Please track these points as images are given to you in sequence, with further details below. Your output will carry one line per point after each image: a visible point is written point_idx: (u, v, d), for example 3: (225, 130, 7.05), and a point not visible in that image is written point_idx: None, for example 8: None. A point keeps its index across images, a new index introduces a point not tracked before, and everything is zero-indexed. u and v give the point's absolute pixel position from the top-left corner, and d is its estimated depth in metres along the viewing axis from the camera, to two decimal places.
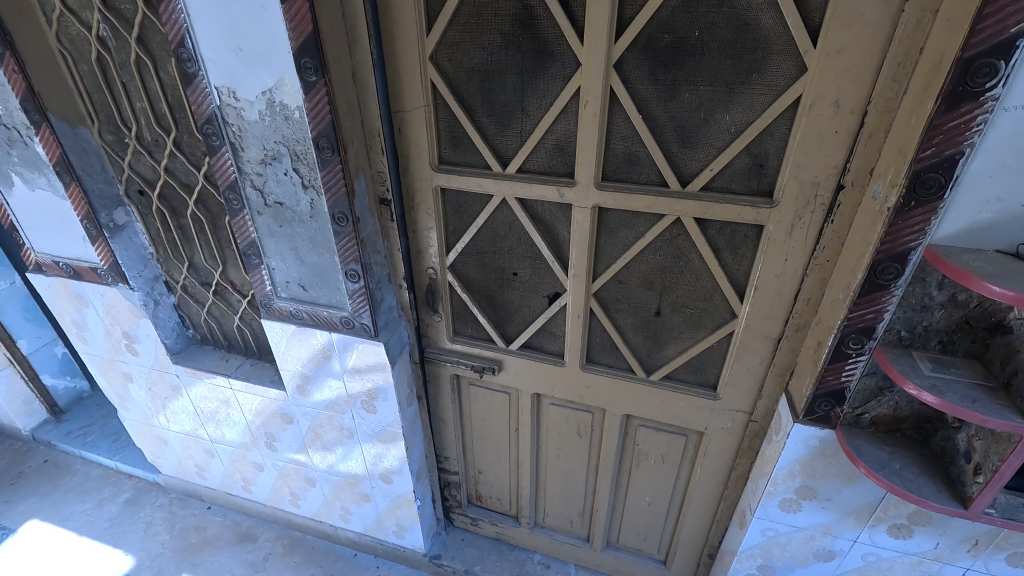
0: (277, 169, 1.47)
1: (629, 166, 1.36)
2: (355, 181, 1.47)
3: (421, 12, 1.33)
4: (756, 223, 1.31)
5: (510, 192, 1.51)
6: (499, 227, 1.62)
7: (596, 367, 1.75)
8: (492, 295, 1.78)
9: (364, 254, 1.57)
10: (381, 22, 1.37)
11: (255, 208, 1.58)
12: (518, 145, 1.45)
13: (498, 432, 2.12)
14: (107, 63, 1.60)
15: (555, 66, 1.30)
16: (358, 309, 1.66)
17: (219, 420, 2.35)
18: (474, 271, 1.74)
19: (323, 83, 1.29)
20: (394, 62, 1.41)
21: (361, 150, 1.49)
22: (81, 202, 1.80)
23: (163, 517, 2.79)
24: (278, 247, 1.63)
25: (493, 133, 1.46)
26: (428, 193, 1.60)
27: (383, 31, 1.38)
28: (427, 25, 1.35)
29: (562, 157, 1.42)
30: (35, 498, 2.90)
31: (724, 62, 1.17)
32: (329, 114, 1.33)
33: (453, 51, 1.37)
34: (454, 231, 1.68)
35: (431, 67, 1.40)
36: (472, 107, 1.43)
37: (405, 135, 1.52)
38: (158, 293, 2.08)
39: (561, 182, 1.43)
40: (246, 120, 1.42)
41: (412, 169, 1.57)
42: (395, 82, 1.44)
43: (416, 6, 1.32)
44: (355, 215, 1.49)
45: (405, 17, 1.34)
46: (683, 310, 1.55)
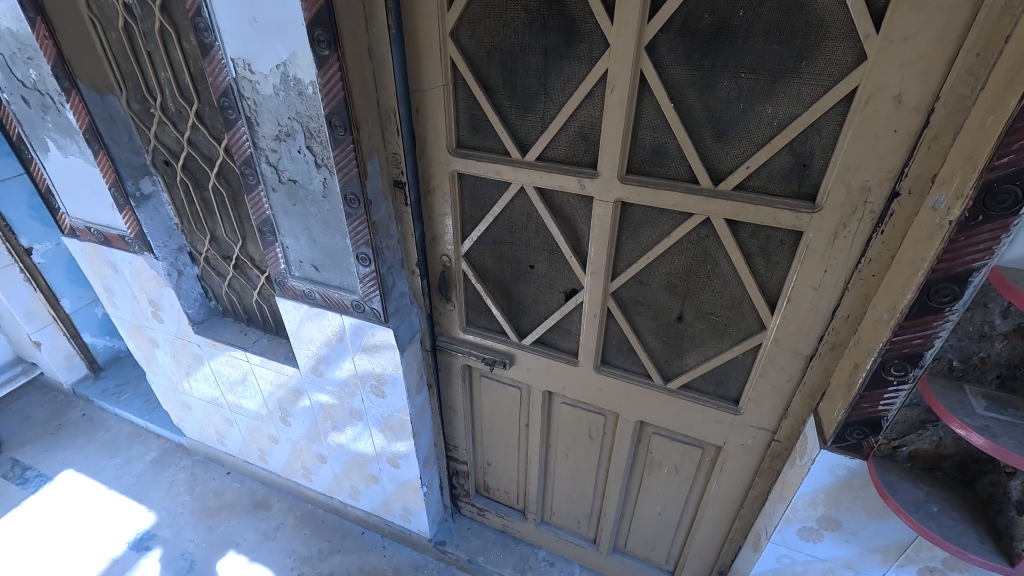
0: (291, 146, 1.44)
1: (657, 158, 1.25)
2: (368, 162, 1.42)
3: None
4: (794, 229, 1.19)
5: (528, 181, 1.42)
6: (516, 217, 1.55)
7: (611, 370, 1.67)
8: (507, 286, 1.72)
9: (375, 238, 1.53)
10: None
11: (270, 185, 1.55)
12: (539, 131, 1.36)
13: (508, 426, 2.07)
14: (134, 31, 1.59)
15: (581, 47, 1.20)
16: (369, 293, 1.63)
17: (238, 391, 2.39)
18: (489, 261, 1.69)
19: (337, 58, 1.23)
20: (413, 39, 1.34)
21: (377, 131, 1.42)
22: (109, 170, 1.83)
23: (185, 479, 2.90)
24: (292, 226, 1.61)
25: (513, 117, 1.37)
26: (444, 178, 1.54)
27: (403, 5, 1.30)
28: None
29: (585, 146, 1.32)
30: (71, 450, 3.05)
31: (769, 47, 1.05)
32: (342, 90, 1.27)
33: (475, 28, 1.29)
34: (469, 219, 1.62)
35: (452, 45, 1.32)
36: (493, 89, 1.35)
37: (424, 116, 1.45)
38: (182, 263, 2.11)
39: (581, 174, 1.34)
40: (261, 95, 1.38)
41: (429, 152, 1.51)
42: (414, 60, 1.37)
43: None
44: (367, 197, 1.44)
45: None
46: (706, 317, 1.44)
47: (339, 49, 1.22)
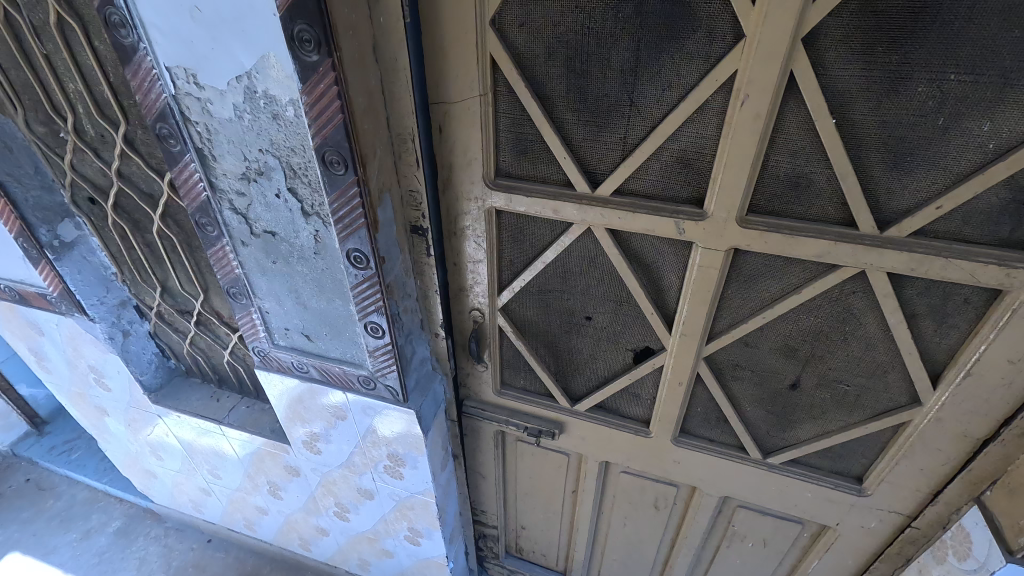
0: (264, 188, 1.02)
1: (796, 193, 0.89)
2: (378, 207, 1.01)
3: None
4: (995, 288, 0.86)
5: (600, 222, 1.05)
6: (576, 263, 1.18)
7: (692, 441, 1.34)
8: (557, 342, 1.37)
9: (391, 303, 1.13)
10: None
11: (238, 237, 1.13)
12: (619, 156, 0.98)
13: (550, 492, 1.73)
14: (20, 27, 1.11)
15: (695, 38, 0.82)
16: (382, 369, 1.24)
17: (214, 462, 1.97)
18: (534, 313, 1.32)
19: (331, 66, 0.81)
20: (437, 30, 0.93)
21: (388, 162, 1.01)
22: (10, 216, 1.36)
23: (158, 552, 2.48)
24: (272, 287, 1.20)
25: (580, 138, 0.99)
26: (477, 217, 1.15)
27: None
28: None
29: (687, 177, 0.95)
30: (16, 527, 2.58)
31: (1007, 37, 0.68)
32: (340, 112, 0.86)
33: (528, 12, 0.88)
34: (509, 264, 1.24)
35: (495, 38, 0.91)
36: (552, 100, 0.96)
37: (450, 137, 1.05)
38: (127, 321, 1.66)
39: (681, 214, 0.97)
40: (216, 119, 0.95)
41: (457, 184, 1.11)
42: (437, 60, 0.96)
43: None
44: (379, 255, 1.04)
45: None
46: (833, 387, 1.12)
47: (335, 52, 0.81)
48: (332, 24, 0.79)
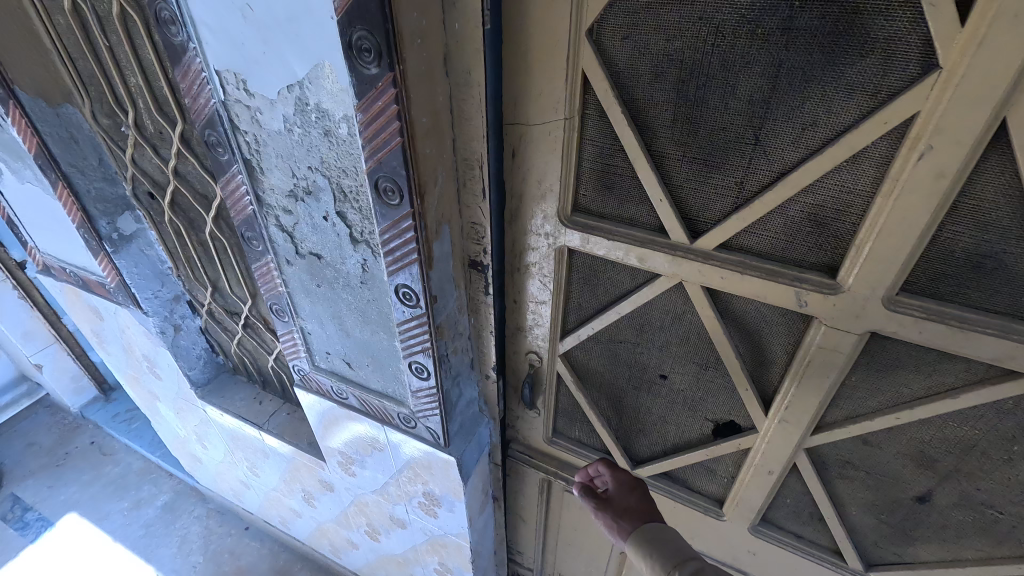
0: (312, 209, 0.91)
1: (974, 276, 0.67)
2: (435, 241, 0.87)
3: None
4: None
5: (695, 278, 0.87)
6: (657, 317, 1.00)
7: (774, 533, 1.13)
8: (622, 398, 1.19)
9: (440, 345, 0.99)
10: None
11: (282, 255, 1.03)
12: (731, 204, 0.79)
13: (595, 549, 1.56)
14: (86, 17, 1.06)
15: (862, 67, 0.61)
16: (425, 411, 1.11)
17: (253, 461, 1.94)
18: (600, 364, 1.15)
19: (393, 82, 0.67)
20: (521, 40, 0.78)
21: (450, 189, 0.87)
22: (72, 206, 1.34)
23: (198, 533, 2.52)
24: (315, 310, 1.09)
25: (683, 177, 0.81)
26: (545, 254, 0.99)
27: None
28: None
29: (819, 238, 0.75)
30: (76, 488, 2.71)
31: None
32: (399, 135, 0.71)
33: (637, 24, 0.71)
34: (577, 308, 1.08)
35: (590, 53, 0.75)
36: (653, 129, 0.79)
37: (523, 164, 0.90)
38: (178, 316, 1.64)
39: (805, 283, 0.77)
40: (265, 130, 0.84)
41: (526, 216, 0.96)
42: (518, 75, 0.82)
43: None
44: (432, 294, 0.91)
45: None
46: (976, 510, 0.88)
47: (398, 65, 0.66)
48: (398, 31, 0.64)
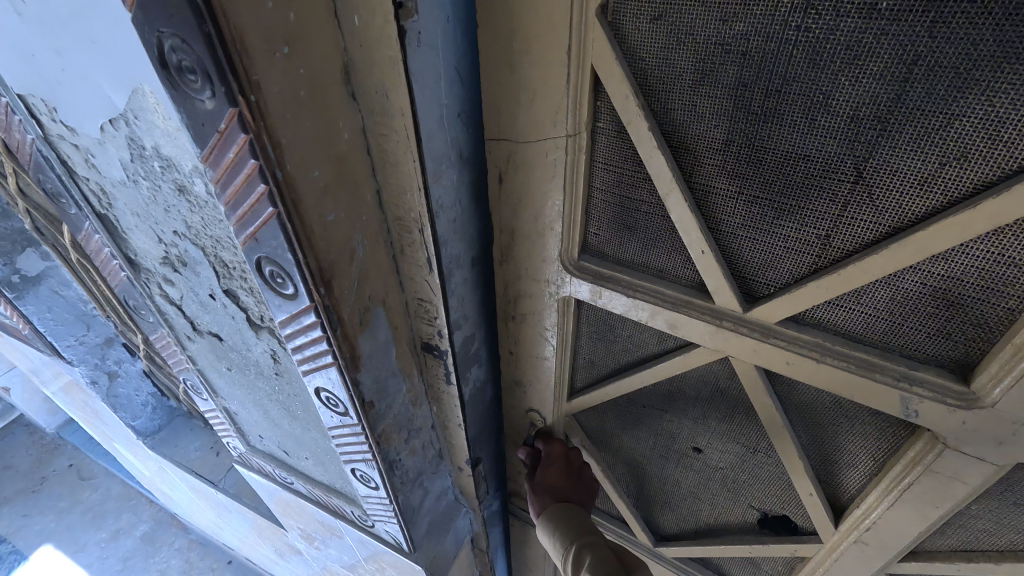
0: (194, 282, 0.67)
1: None
2: (362, 334, 0.62)
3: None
4: None
5: (748, 358, 0.62)
6: (692, 389, 0.76)
7: None
8: (642, 470, 0.96)
9: (387, 452, 0.75)
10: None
11: (179, 330, 0.80)
12: (805, 263, 0.54)
13: None
14: None
15: None
16: (378, 516, 0.88)
17: (216, 514, 1.74)
18: (615, 428, 0.92)
19: (242, 122, 0.40)
20: (506, 19, 0.52)
21: (382, 253, 0.62)
22: None
23: (178, 567, 2.35)
24: (232, 392, 0.87)
25: (737, 223, 0.55)
26: (545, 306, 0.75)
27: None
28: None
29: (947, 326, 0.50)
30: (52, 517, 2.54)
31: None
32: (271, 203, 0.46)
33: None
34: (587, 366, 0.84)
35: (608, 41, 0.49)
36: (695, 151, 0.53)
37: (512, 190, 0.65)
38: (113, 361, 1.40)
39: (918, 384, 0.53)
40: (106, 177, 0.59)
41: (518, 259, 0.72)
42: (502, 72, 0.56)
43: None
44: (363, 400, 0.66)
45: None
46: None
47: (247, 92, 0.39)
48: (239, 34, 0.37)
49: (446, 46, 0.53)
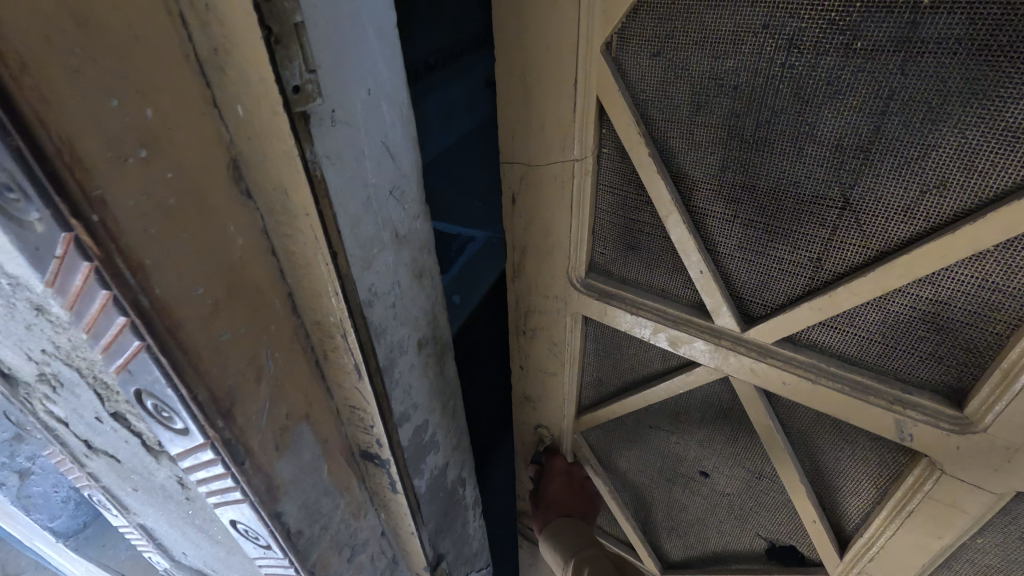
0: (74, 403, 0.54)
1: None
2: (280, 458, 0.56)
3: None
4: None
5: (746, 377, 0.64)
6: (697, 410, 0.78)
7: None
8: (642, 491, 0.98)
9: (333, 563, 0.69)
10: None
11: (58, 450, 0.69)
12: (799, 285, 0.56)
13: None
14: None
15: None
16: None
17: None
18: (624, 448, 0.94)
19: (82, 249, 0.34)
20: (520, 57, 0.60)
21: (298, 355, 0.56)
22: None
23: None
24: (137, 507, 0.77)
25: (734, 245, 0.58)
26: (555, 320, 0.80)
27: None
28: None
29: (940, 349, 0.51)
30: None
31: None
32: (137, 337, 0.39)
33: (671, 32, 0.51)
34: (596, 385, 0.87)
35: (608, 75, 0.55)
36: (693, 177, 0.57)
37: (526, 210, 0.71)
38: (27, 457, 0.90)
39: (913, 407, 0.53)
40: None
41: (529, 273, 0.78)
42: (517, 104, 0.63)
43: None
44: (289, 526, 0.60)
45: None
46: None
47: (86, 215, 0.34)
48: (79, 153, 0.33)
49: (368, 129, 0.49)
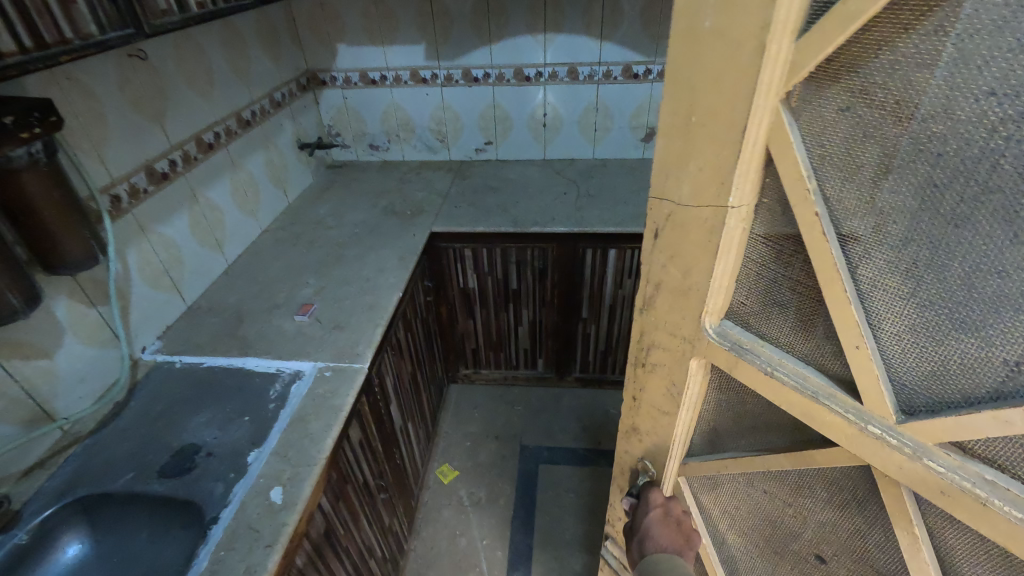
0: None
1: None
2: None
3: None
4: None
5: (892, 473, 0.57)
6: (824, 490, 0.70)
7: None
8: (736, 552, 0.92)
9: None
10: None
11: None
12: (984, 388, 0.48)
13: None
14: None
15: None
16: None
17: None
18: (730, 505, 0.88)
19: None
20: (682, 93, 0.57)
21: None
22: None
23: None
24: None
25: (903, 324, 0.52)
26: (677, 362, 0.77)
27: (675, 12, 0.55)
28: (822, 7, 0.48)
29: None
30: None
31: None
32: None
33: (867, 84, 0.47)
34: (717, 430, 0.85)
35: (784, 130, 0.53)
36: (865, 245, 0.52)
37: (665, 251, 0.69)
38: None
39: None
40: None
41: (658, 309, 0.75)
42: (676, 138, 0.60)
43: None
44: None
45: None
46: None
47: None
48: None
49: None
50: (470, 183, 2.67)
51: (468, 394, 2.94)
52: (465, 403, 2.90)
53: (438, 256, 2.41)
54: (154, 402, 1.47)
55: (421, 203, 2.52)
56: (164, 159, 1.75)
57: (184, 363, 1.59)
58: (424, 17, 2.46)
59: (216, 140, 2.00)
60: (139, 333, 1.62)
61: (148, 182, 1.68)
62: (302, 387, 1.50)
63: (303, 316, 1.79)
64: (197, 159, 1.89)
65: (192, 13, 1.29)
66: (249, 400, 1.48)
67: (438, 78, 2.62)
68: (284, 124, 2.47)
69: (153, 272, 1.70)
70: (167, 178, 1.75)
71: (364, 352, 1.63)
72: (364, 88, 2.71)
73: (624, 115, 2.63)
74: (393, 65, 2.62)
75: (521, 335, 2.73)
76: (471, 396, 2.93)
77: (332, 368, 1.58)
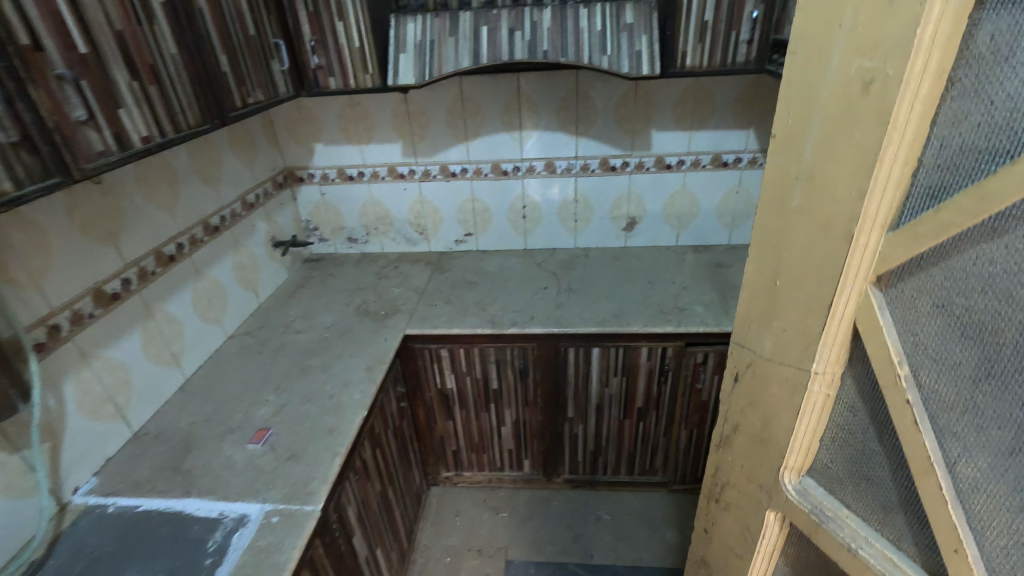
0: None
1: None
2: None
3: (898, 184, 0.62)
4: None
5: None
6: None
7: None
8: None
9: None
10: (778, 176, 0.73)
11: None
12: None
13: None
14: None
15: None
16: None
17: None
18: None
19: None
20: (779, 257, 0.76)
21: None
22: None
23: None
24: None
25: (991, 491, 0.64)
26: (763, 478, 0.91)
27: (770, 196, 0.75)
28: (913, 208, 0.63)
29: None
30: None
31: None
32: None
33: (957, 301, 0.62)
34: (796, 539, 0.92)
35: (869, 297, 0.69)
36: (955, 419, 0.65)
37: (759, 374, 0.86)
38: None
39: None
40: None
41: (749, 422, 0.90)
42: (762, 292, 0.81)
43: (900, 166, 0.61)
44: None
45: (854, 175, 0.63)
46: None
47: None
48: None
49: None
50: (448, 277, 2.60)
51: (447, 500, 2.75)
52: (443, 510, 2.71)
53: (413, 358, 2.28)
54: (76, 559, 1.36)
55: (395, 301, 2.42)
56: (116, 279, 1.65)
57: (117, 509, 1.47)
58: (401, 115, 2.50)
59: (179, 251, 1.92)
60: (71, 477, 1.50)
61: (94, 306, 1.57)
62: (246, 534, 1.38)
63: (258, 446, 1.64)
64: (154, 274, 1.80)
65: (134, 149, 1.22)
66: (185, 552, 1.36)
67: (416, 172, 2.65)
68: (257, 223, 2.41)
69: (93, 404, 1.57)
70: (116, 300, 1.64)
71: (319, 489, 1.48)
72: (341, 184, 2.70)
73: (604, 207, 2.68)
74: (370, 163, 2.64)
75: (503, 437, 2.58)
76: (451, 501, 2.75)
77: (282, 514, 1.43)
